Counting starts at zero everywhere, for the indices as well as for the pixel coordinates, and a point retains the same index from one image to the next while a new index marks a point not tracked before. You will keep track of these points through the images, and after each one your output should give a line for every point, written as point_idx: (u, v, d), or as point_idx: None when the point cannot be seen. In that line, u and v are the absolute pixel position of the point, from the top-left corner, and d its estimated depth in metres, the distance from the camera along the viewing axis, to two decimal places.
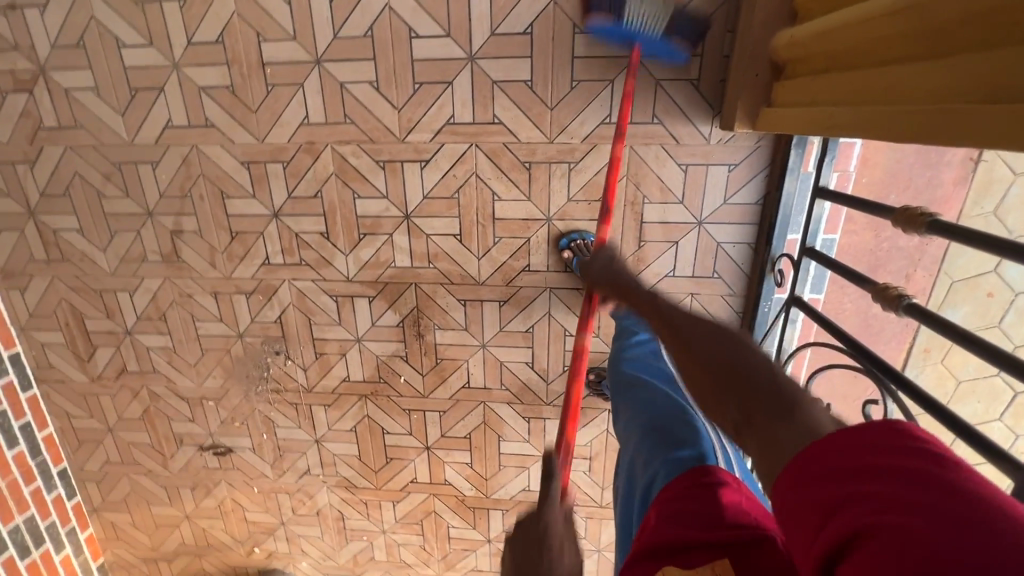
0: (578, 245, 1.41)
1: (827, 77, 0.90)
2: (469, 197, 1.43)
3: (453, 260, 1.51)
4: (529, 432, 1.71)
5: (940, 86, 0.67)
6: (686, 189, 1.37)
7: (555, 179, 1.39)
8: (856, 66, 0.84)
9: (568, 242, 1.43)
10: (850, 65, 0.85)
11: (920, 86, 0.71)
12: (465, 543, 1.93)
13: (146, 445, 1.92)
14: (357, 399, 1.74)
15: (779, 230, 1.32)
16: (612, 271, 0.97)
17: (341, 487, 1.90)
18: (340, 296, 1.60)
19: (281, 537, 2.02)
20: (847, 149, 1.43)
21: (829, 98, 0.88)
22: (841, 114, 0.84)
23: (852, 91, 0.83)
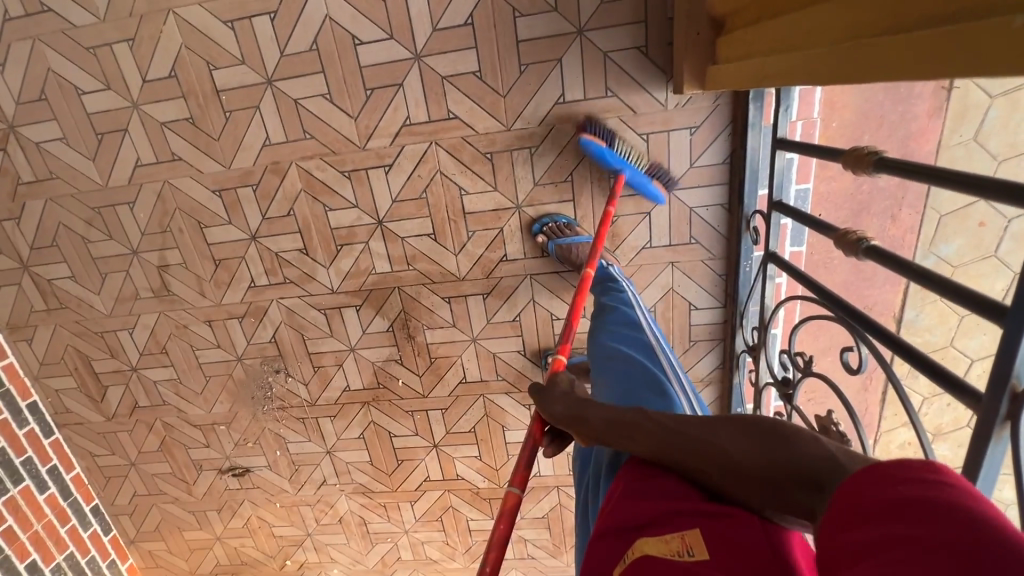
0: (551, 228, 1.41)
1: (757, 28, 0.88)
2: (437, 195, 1.44)
3: (432, 259, 1.52)
4: (531, 418, 1.73)
5: (851, 20, 0.65)
6: (650, 158, 1.36)
7: (518, 166, 1.39)
8: (780, 12, 0.82)
9: (540, 226, 1.43)
10: (775, 12, 0.83)
11: (833, 24, 0.69)
12: (486, 534, 1.97)
13: (169, 474, 1.99)
14: (360, 406, 1.77)
15: (748, 186, 1.29)
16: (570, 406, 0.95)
17: (359, 494, 1.95)
18: (328, 309, 1.63)
19: (309, 547, 2.09)
20: (812, 94, 1.40)
21: (762, 49, 0.86)
22: (771, 65, 0.83)
23: (778, 40, 0.82)
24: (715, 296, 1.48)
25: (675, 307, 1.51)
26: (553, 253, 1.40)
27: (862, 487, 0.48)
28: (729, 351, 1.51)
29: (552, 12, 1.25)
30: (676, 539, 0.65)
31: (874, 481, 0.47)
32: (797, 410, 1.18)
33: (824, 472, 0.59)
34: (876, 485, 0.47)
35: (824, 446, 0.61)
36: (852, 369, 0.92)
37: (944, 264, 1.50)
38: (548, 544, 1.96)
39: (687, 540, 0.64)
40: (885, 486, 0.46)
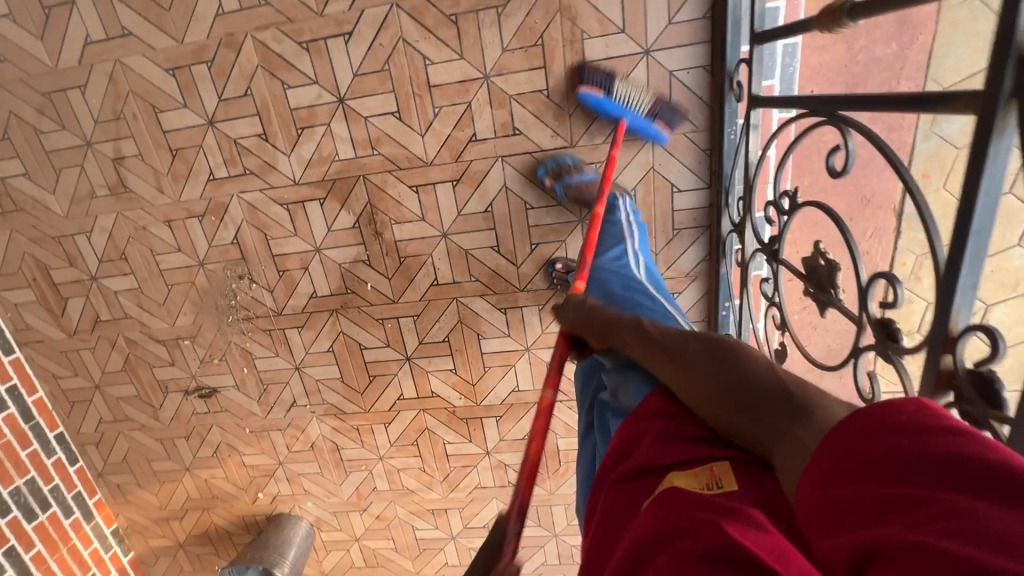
0: (560, 169, 1.39)
1: None
2: (400, 67, 1.35)
3: (397, 142, 1.44)
4: (508, 325, 1.63)
5: None
6: (625, 14, 1.26)
7: (485, 29, 1.30)
8: None
9: (547, 168, 1.40)
10: None
11: None
12: (465, 459, 1.88)
13: (134, 398, 1.91)
14: (328, 315, 1.68)
15: (731, 38, 1.20)
16: (584, 311, 0.97)
17: (331, 416, 1.86)
18: (291, 204, 1.54)
19: (281, 478, 2.00)
20: None
21: None
22: None
23: None
24: (699, 176, 1.38)
25: (656, 190, 1.41)
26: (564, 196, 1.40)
27: (869, 434, 0.46)
28: (715, 239, 1.41)
29: None
30: (705, 472, 0.60)
31: (883, 425, 0.45)
32: (785, 265, 1.07)
33: (771, 395, 0.60)
34: (880, 436, 0.45)
35: (773, 373, 0.62)
36: (837, 173, 0.82)
37: None
38: None
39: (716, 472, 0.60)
40: (890, 433, 0.45)
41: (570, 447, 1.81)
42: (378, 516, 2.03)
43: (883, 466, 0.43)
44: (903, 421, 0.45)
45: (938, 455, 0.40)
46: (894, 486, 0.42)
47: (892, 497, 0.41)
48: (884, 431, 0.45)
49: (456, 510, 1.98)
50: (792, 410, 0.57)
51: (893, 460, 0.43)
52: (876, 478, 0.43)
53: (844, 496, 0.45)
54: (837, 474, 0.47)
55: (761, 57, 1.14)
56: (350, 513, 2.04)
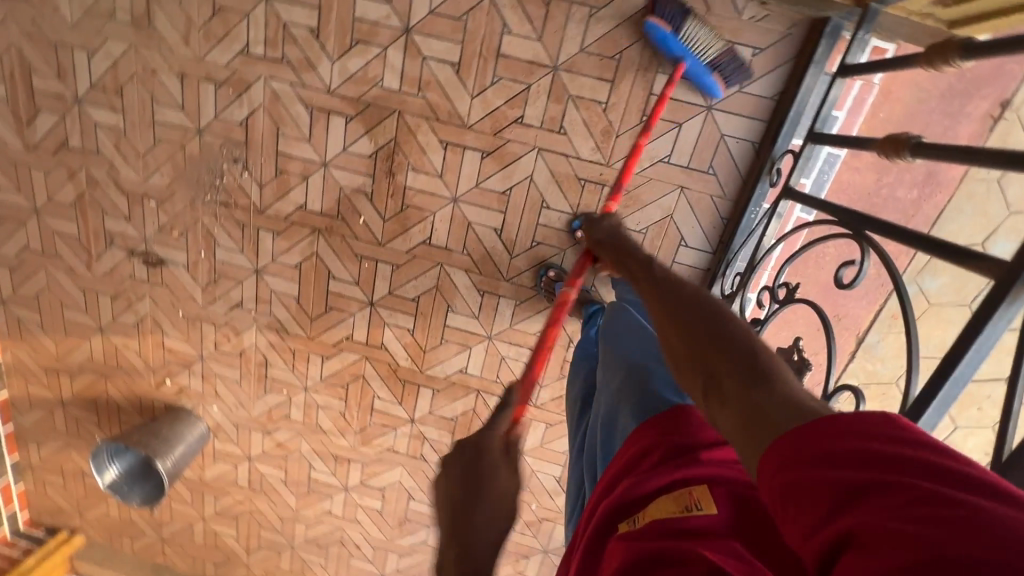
0: None
1: None
2: (478, 24, 1.34)
3: (445, 94, 1.41)
4: (480, 308, 1.63)
5: None
6: (703, 66, 1.29)
7: (572, 23, 1.30)
8: None
9: (580, 224, 1.46)
10: None
11: None
12: (387, 418, 1.86)
13: (72, 238, 1.77)
14: (309, 232, 1.63)
15: (788, 128, 1.26)
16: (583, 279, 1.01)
17: (272, 331, 1.79)
18: (316, 110, 1.48)
19: (196, 373, 1.91)
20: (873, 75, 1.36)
21: None
22: None
23: None
24: (708, 239, 1.43)
25: (666, 236, 1.45)
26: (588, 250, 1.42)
27: (825, 433, 0.43)
28: None
29: None
30: (686, 494, 0.59)
31: (831, 426, 0.43)
32: None
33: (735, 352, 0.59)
34: (832, 441, 0.42)
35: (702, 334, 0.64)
36: (844, 282, 0.88)
37: (920, 298, 1.37)
38: (445, 450, 1.87)
39: (695, 494, 0.58)
40: (842, 431, 0.42)
41: None
42: (279, 444, 1.97)
43: (839, 464, 0.40)
44: (864, 424, 0.42)
45: (889, 456, 0.39)
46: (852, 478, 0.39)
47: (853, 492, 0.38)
48: (839, 431, 0.42)
49: (359, 465, 1.95)
50: (751, 377, 0.56)
51: (847, 457, 0.40)
52: (830, 475, 0.40)
53: (801, 497, 0.41)
54: (786, 478, 0.43)
55: (810, 154, 1.20)
56: (252, 431, 1.97)
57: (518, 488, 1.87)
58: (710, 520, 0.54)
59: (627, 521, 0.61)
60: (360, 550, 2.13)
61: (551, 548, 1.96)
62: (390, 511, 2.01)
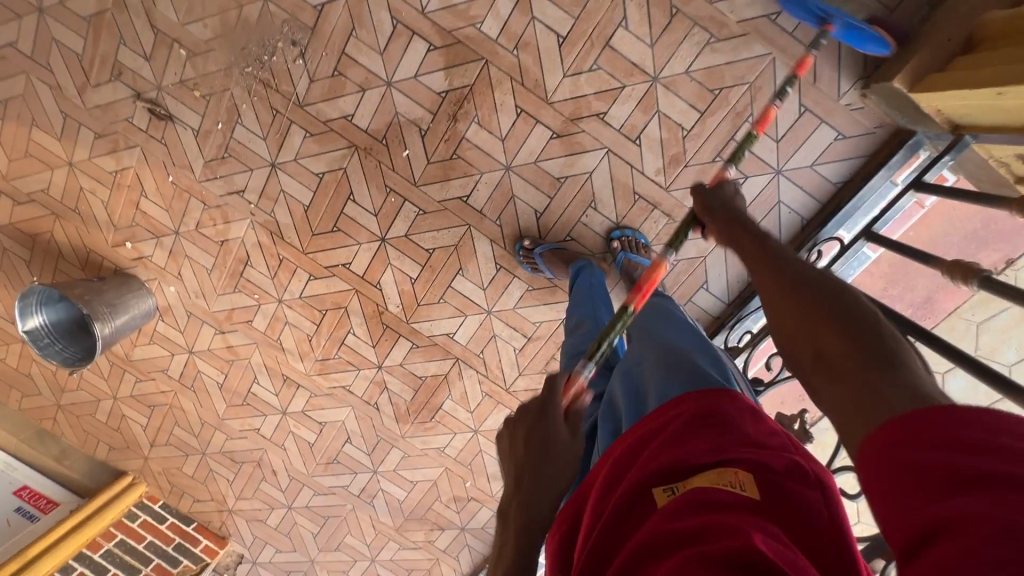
0: (628, 241, 1.44)
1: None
2: (599, 6, 1.30)
3: (539, 61, 1.36)
4: (491, 281, 1.60)
5: None
6: (788, 132, 1.33)
7: (687, 43, 1.30)
8: None
9: (619, 235, 1.46)
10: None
11: None
12: (353, 356, 1.79)
13: (72, 55, 1.56)
14: (345, 145, 1.52)
15: (839, 217, 1.34)
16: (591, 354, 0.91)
17: (265, 231, 1.67)
18: (401, 24, 1.39)
19: (164, 247, 1.74)
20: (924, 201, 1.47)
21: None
22: None
23: None
24: (730, 290, 1.49)
25: (693, 275, 1.49)
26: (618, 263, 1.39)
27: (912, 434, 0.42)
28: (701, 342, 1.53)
29: None
30: (729, 471, 0.58)
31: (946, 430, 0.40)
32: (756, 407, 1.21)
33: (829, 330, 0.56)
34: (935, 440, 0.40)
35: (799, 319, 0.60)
36: None
37: None
38: (401, 405, 1.83)
39: (737, 475, 0.57)
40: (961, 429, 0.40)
41: (452, 413, 1.80)
42: (229, 346, 1.85)
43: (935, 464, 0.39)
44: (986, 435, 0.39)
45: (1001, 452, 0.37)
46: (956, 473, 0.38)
47: (961, 480, 0.37)
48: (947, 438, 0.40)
49: (306, 393, 1.87)
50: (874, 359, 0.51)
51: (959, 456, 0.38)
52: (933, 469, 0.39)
53: (897, 482, 0.40)
54: (875, 478, 0.42)
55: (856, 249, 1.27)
56: (203, 325, 1.83)
57: (459, 462, 1.87)
58: (750, 502, 0.54)
59: (662, 487, 0.59)
60: (275, 477, 2.04)
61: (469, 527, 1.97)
62: (322, 447, 1.95)
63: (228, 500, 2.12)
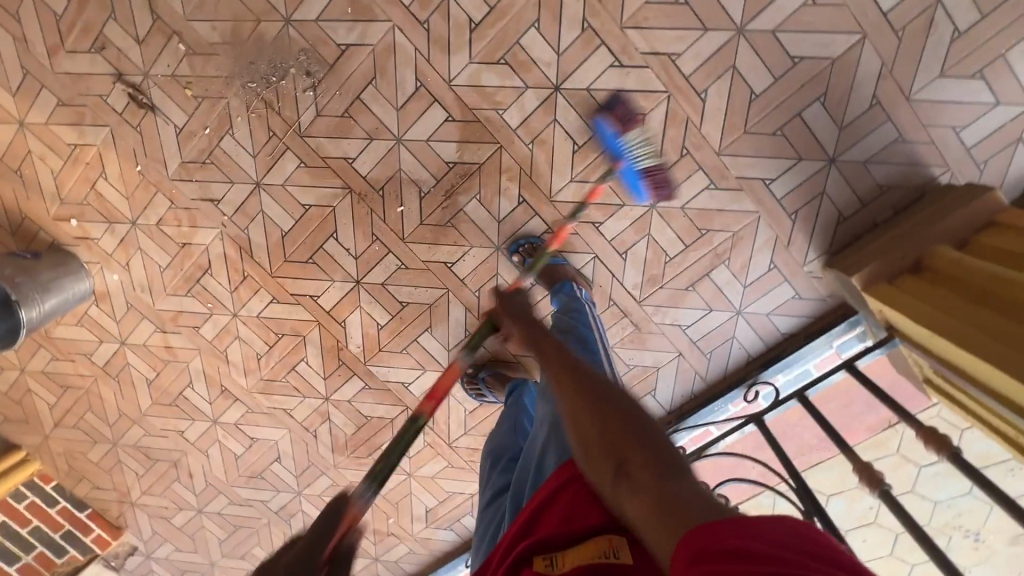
0: (527, 250, 1.47)
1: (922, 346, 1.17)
2: (618, 127, 1.35)
3: (551, 161, 1.40)
4: (457, 344, 1.63)
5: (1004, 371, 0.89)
6: (756, 280, 1.46)
7: (689, 183, 1.38)
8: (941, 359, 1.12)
9: (519, 247, 1.48)
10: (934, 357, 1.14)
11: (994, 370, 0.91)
12: (301, 383, 1.76)
13: (50, 14, 1.41)
14: (339, 184, 1.49)
15: (778, 365, 1.50)
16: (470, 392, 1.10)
17: (234, 245, 1.60)
18: (424, 88, 1.37)
19: (114, 233, 1.62)
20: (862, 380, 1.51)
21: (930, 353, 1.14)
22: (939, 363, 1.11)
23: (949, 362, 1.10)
24: (673, 401, 1.61)
25: (644, 381, 1.60)
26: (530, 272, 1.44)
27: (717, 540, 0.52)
28: None
29: (834, 126, 1.29)
30: (603, 541, 0.68)
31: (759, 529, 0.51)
32: None
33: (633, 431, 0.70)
34: (740, 534, 0.51)
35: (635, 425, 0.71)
36: None
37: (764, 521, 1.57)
38: (340, 438, 1.82)
39: (612, 542, 0.68)
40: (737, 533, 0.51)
41: None
42: (167, 346, 1.76)
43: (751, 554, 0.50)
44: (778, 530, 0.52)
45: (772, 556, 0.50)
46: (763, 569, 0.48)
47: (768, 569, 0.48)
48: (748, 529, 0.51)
49: (242, 407, 1.82)
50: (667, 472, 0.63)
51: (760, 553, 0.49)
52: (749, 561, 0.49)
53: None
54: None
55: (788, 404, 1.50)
56: (143, 320, 1.73)
57: (388, 500, 1.90)
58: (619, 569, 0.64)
59: (542, 557, 0.72)
60: (190, 479, 1.98)
61: (381, 559, 2.01)
62: (247, 460, 1.91)
63: (132, 492, 2.03)
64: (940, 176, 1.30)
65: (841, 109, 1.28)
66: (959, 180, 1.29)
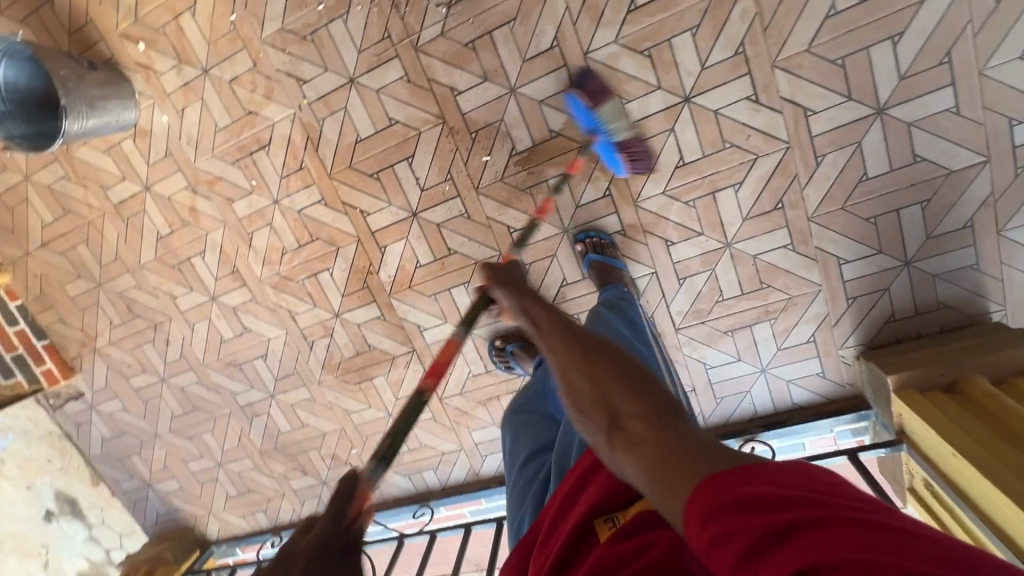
0: (593, 242, 1.45)
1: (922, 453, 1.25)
2: (728, 159, 1.35)
3: (651, 166, 1.39)
4: (488, 307, 1.61)
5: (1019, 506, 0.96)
6: (791, 347, 1.50)
7: (770, 236, 1.40)
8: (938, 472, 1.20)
9: (584, 236, 1.46)
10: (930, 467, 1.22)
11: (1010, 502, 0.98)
12: (316, 292, 1.70)
13: None
14: (435, 111, 1.43)
15: (780, 430, 1.55)
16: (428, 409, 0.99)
17: (303, 132, 1.52)
18: (558, 50, 1.33)
19: (181, 74, 1.51)
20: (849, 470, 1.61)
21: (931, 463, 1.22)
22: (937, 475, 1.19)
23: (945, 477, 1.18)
24: None
25: None
26: (588, 264, 1.43)
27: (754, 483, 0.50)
28: None
29: (924, 232, 1.33)
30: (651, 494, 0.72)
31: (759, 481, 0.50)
32: None
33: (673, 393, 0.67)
34: (729, 494, 0.50)
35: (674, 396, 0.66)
36: None
37: None
38: (334, 357, 1.78)
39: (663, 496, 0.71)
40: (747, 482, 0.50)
41: (378, 388, 1.80)
42: (192, 208, 1.66)
43: (751, 524, 0.46)
44: (780, 471, 0.51)
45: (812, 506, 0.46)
46: (772, 526, 0.44)
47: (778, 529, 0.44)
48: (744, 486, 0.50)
49: (246, 294, 1.75)
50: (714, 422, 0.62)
51: (757, 514, 0.46)
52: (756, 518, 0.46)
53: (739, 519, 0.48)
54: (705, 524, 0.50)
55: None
56: (176, 172, 1.63)
57: (359, 431, 1.88)
58: None
59: (602, 520, 0.74)
60: (165, 346, 1.89)
61: (329, 483, 1.99)
62: (231, 347, 1.84)
63: (98, 339, 1.93)
64: (993, 313, 1.36)
65: (936, 219, 1.31)
66: (1009, 323, 1.35)
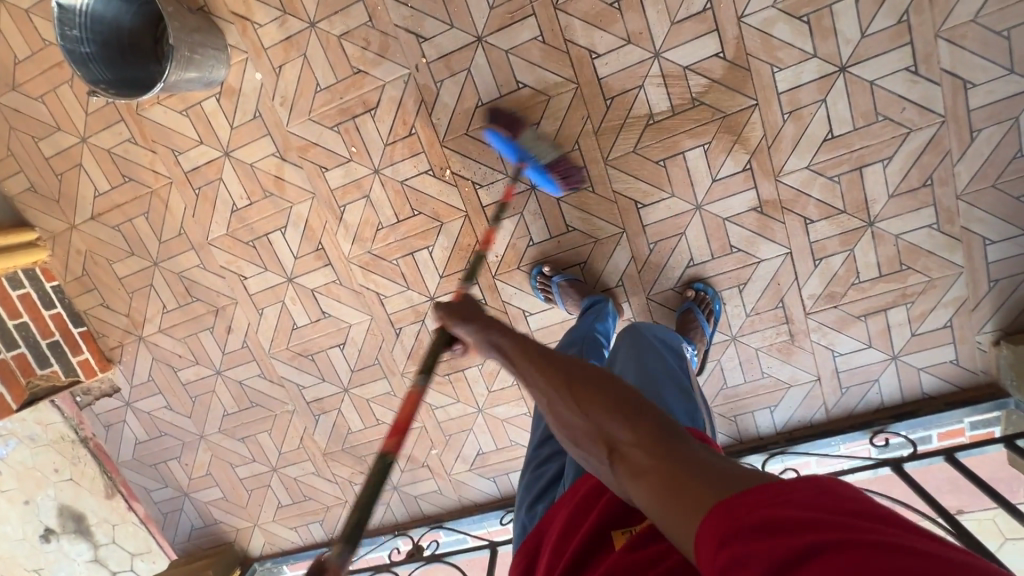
0: (703, 298, 1.44)
1: None
2: (879, 133, 1.30)
3: (798, 138, 1.33)
4: (604, 289, 1.50)
5: None
6: (925, 333, 1.44)
7: (914, 215, 1.35)
8: None
9: (699, 288, 1.45)
10: None
11: None
12: (411, 272, 1.56)
13: None
14: (568, 74, 1.34)
15: (913, 421, 1.48)
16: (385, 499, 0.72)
17: (416, 95, 1.40)
18: (710, 12, 1.27)
19: (284, 27, 1.38)
20: None
21: None
22: None
23: None
24: (788, 424, 1.57)
25: (771, 394, 1.55)
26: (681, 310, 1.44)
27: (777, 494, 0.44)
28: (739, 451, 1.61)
29: None
30: None
31: (773, 513, 0.42)
32: None
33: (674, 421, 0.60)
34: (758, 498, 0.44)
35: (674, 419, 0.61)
36: None
37: None
38: (423, 345, 1.63)
39: None
40: (767, 502, 0.43)
41: (470, 380, 1.65)
42: (278, 177, 1.51)
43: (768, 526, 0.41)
44: (800, 488, 0.44)
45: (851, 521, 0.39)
46: (783, 540, 0.39)
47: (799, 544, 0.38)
48: (750, 538, 0.42)
49: (328, 274, 1.59)
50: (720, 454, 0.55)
51: (778, 512, 0.42)
52: (764, 548, 0.40)
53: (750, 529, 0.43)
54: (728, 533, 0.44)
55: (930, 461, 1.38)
56: (264, 136, 1.47)
57: (441, 430, 1.72)
58: None
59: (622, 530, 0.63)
60: (226, 335, 1.70)
61: (400, 488, 1.81)
62: (304, 335, 1.67)
63: (146, 326, 1.72)
64: None
65: None
66: None
